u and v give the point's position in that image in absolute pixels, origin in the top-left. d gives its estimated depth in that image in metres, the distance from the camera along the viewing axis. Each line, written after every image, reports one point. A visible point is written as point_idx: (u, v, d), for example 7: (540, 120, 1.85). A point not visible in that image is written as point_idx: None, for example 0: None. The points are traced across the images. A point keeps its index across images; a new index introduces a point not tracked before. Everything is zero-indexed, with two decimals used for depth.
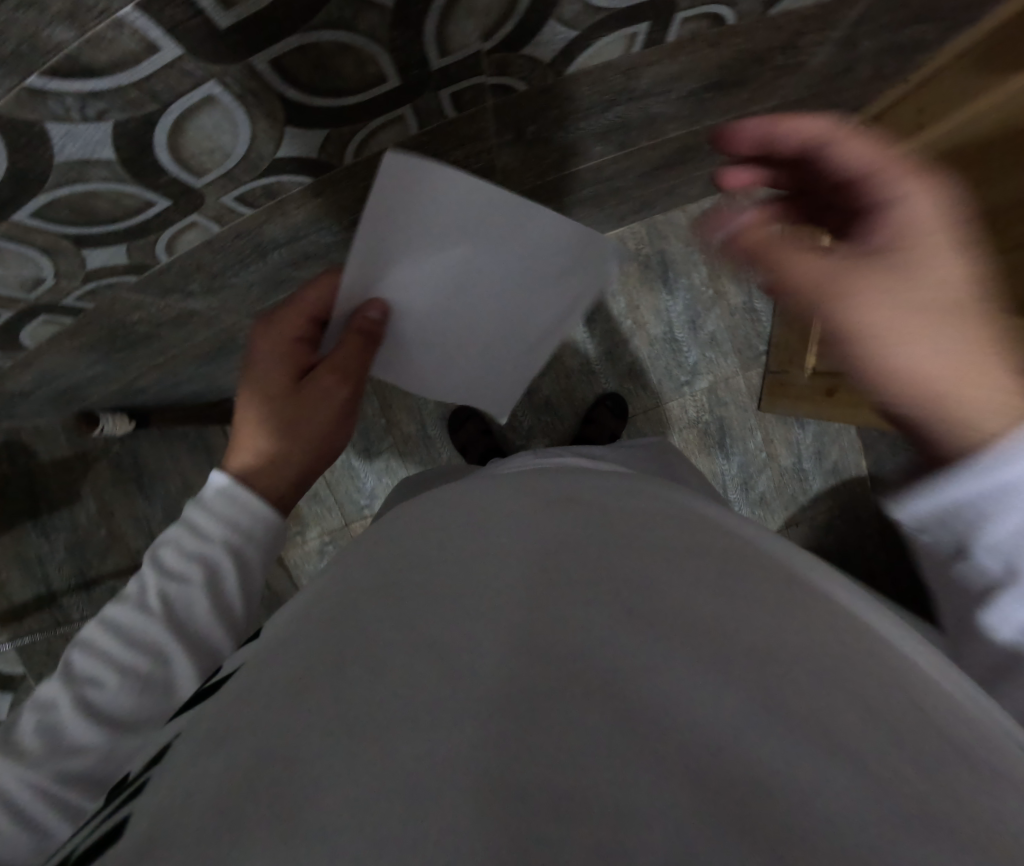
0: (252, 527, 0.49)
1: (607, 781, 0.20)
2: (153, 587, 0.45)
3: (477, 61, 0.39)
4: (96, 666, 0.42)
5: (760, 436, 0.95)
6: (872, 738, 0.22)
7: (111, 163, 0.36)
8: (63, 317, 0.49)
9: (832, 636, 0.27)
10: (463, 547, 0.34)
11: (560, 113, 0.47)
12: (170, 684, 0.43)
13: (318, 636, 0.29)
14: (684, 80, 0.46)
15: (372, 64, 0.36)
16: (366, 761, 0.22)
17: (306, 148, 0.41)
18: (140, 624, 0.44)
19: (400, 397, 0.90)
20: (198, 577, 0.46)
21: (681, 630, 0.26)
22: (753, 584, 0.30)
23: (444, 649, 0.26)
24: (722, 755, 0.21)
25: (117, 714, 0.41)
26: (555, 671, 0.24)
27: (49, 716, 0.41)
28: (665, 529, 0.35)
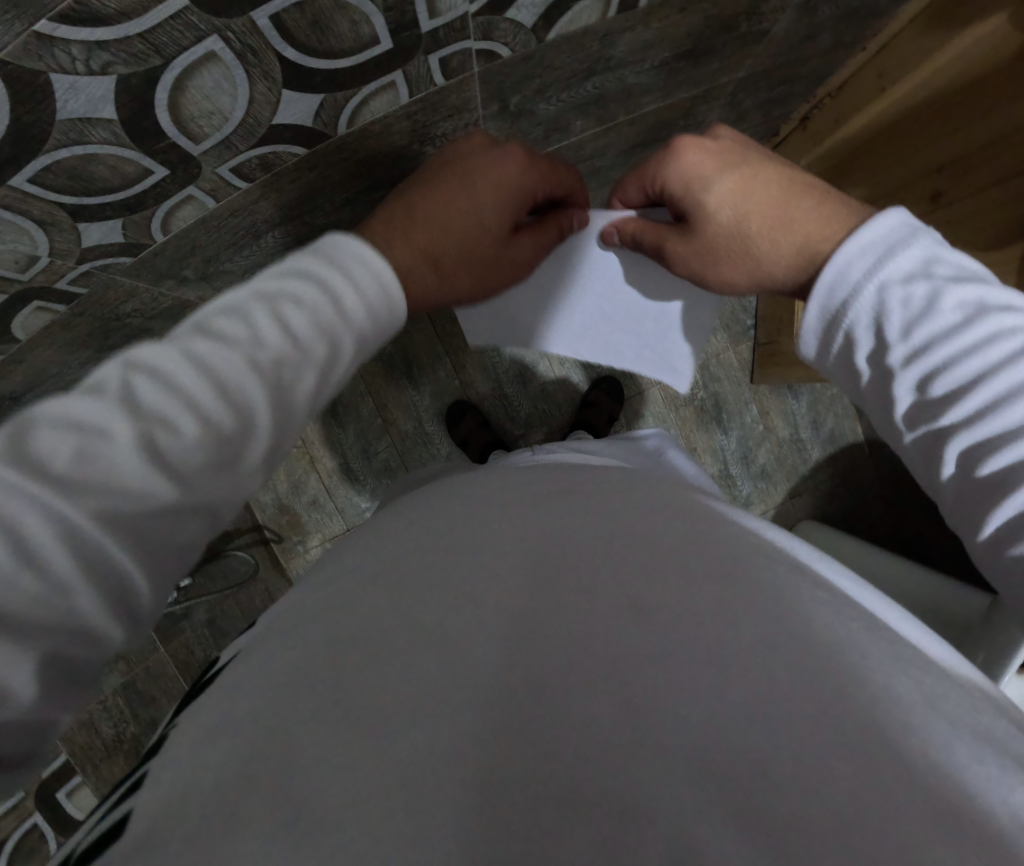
0: (377, 318, 0.41)
1: (606, 780, 0.19)
2: (270, 328, 0.34)
3: (464, 24, 0.40)
4: (175, 396, 0.30)
5: (756, 410, 0.95)
6: (862, 714, 0.21)
7: (112, 122, 0.36)
8: (55, 305, 0.49)
9: (849, 625, 0.25)
10: (471, 529, 0.32)
11: (542, 83, 0.49)
12: (247, 461, 0.32)
13: (306, 622, 0.28)
14: (657, 48, 0.50)
15: (366, 24, 0.37)
16: (335, 755, 0.20)
17: (301, 114, 0.43)
18: (240, 372, 0.32)
19: (395, 394, 0.89)
20: (321, 355, 0.36)
21: (679, 608, 0.25)
22: (764, 567, 0.28)
23: (426, 651, 0.24)
24: (726, 743, 0.20)
25: (182, 470, 0.29)
26: (546, 661, 0.23)
27: (97, 445, 0.27)
28: (672, 514, 0.33)
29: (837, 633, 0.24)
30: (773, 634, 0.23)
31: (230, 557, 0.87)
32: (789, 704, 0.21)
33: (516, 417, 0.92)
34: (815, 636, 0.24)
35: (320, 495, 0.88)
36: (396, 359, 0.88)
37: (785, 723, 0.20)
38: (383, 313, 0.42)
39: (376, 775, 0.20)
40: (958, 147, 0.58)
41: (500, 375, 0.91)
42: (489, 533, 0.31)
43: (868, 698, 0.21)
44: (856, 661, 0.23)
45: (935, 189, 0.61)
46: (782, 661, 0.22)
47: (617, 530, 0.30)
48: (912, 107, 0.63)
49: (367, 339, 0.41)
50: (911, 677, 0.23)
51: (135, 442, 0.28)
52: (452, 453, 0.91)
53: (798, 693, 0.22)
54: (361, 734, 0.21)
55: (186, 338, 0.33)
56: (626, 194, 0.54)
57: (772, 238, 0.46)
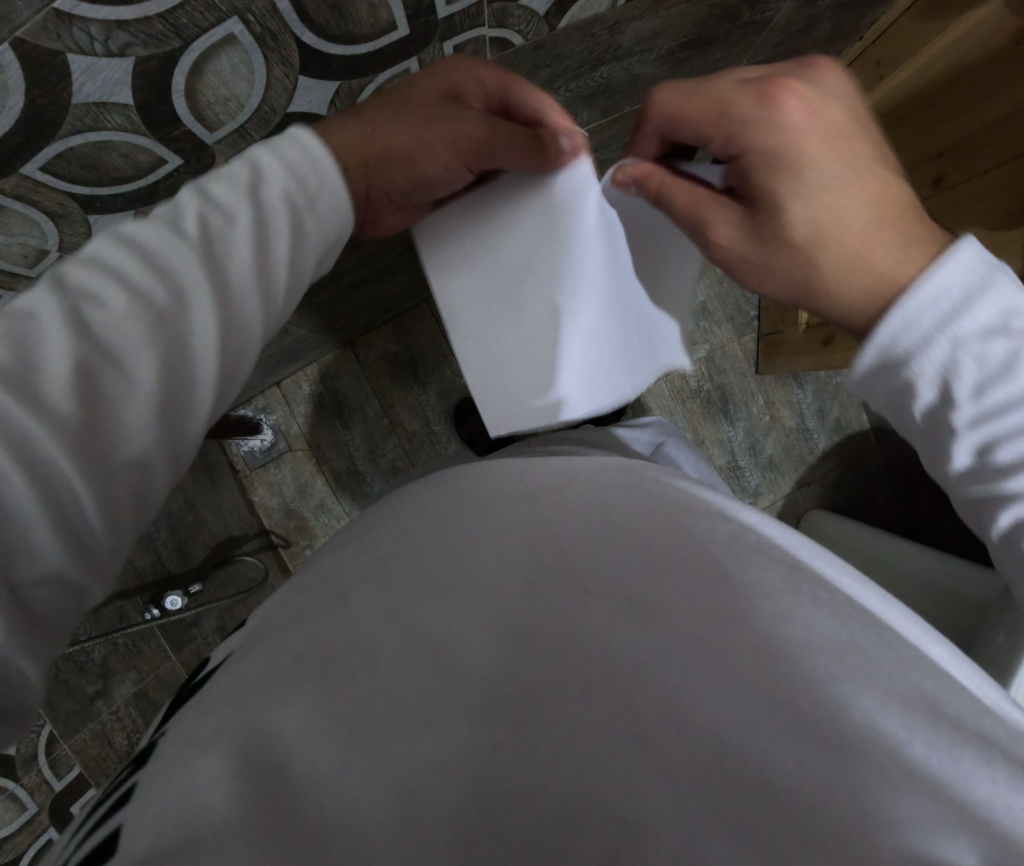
0: (319, 194, 0.37)
1: (609, 788, 0.24)
2: (190, 211, 0.33)
3: (479, 10, 0.40)
4: (98, 279, 0.29)
5: (762, 401, 0.96)
6: (820, 709, 0.25)
7: (127, 107, 0.35)
8: None
9: (838, 624, 0.29)
10: (480, 530, 0.35)
11: (551, 73, 0.50)
12: (183, 331, 0.29)
13: (339, 618, 0.31)
14: (664, 38, 0.51)
15: (384, 7, 0.37)
16: (391, 754, 0.24)
17: (316, 102, 0.43)
18: (165, 247, 0.31)
19: (400, 394, 0.90)
20: (246, 222, 0.34)
21: (662, 619, 0.29)
22: (756, 568, 0.31)
23: (461, 661, 0.27)
24: (714, 747, 0.25)
25: (113, 349, 0.27)
26: (555, 680, 0.26)
27: (23, 327, 0.26)
28: (673, 511, 0.36)
29: (827, 634, 0.28)
30: (765, 644, 0.28)
31: (240, 563, 0.86)
32: (769, 711, 0.26)
33: None
34: (803, 640, 0.28)
35: (327, 497, 0.89)
36: (402, 360, 0.89)
37: (765, 732, 0.25)
38: (323, 190, 0.38)
39: (422, 778, 0.24)
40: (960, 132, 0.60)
41: None
42: (513, 534, 0.34)
43: (847, 703, 0.26)
44: (840, 667, 0.27)
45: (938, 173, 0.62)
46: (753, 670, 0.27)
47: (626, 535, 0.33)
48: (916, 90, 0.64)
49: (312, 216, 0.37)
50: (886, 673, 0.27)
51: (56, 317, 0.27)
52: (460, 452, 0.91)
53: (768, 708, 0.26)
54: (402, 739, 0.25)
55: (116, 233, 0.32)
56: (651, 151, 0.42)
57: (848, 263, 0.39)
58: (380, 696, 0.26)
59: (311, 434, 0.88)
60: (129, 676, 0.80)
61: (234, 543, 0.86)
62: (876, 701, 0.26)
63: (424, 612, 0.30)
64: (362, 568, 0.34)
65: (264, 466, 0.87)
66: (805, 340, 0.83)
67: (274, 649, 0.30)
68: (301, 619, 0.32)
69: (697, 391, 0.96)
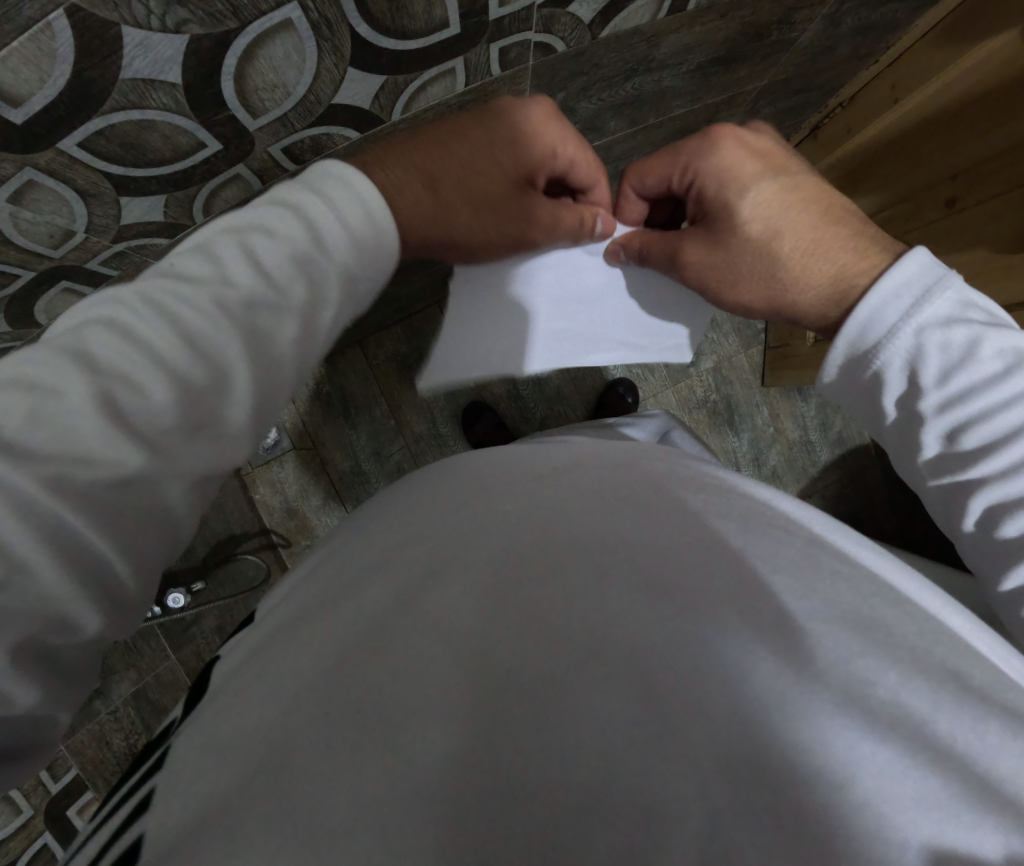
0: (362, 256, 0.40)
1: (633, 782, 0.21)
2: (234, 271, 0.34)
3: (529, 14, 0.41)
4: (134, 346, 0.30)
5: (767, 412, 0.99)
6: (868, 696, 0.23)
7: (174, 87, 0.34)
8: (83, 287, 0.46)
9: (858, 598, 0.27)
10: (485, 508, 0.32)
11: (587, 81, 0.51)
12: (219, 412, 0.32)
13: (345, 605, 0.28)
14: (695, 52, 0.52)
15: (439, 5, 0.37)
16: (397, 741, 0.22)
17: (361, 96, 0.42)
18: (212, 317, 0.32)
19: (408, 395, 0.89)
20: (296, 300, 0.36)
21: (682, 599, 0.25)
22: (774, 544, 0.29)
23: (470, 646, 0.24)
24: (743, 733, 0.22)
25: (152, 423, 0.30)
26: (551, 647, 0.24)
27: (50, 404, 0.27)
28: (673, 486, 0.33)
29: (847, 607, 0.26)
30: (787, 620, 0.25)
31: (241, 563, 0.85)
32: (806, 689, 0.23)
33: (531, 418, 0.92)
34: (825, 616, 0.25)
35: (330, 498, 0.87)
36: (411, 361, 0.89)
37: (800, 708, 0.22)
38: (372, 238, 0.40)
39: (415, 761, 0.21)
40: (969, 157, 0.63)
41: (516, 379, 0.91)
42: (516, 516, 0.30)
43: (873, 682, 0.23)
44: (863, 642, 0.24)
45: (952, 195, 0.66)
46: (779, 646, 0.24)
47: (633, 508, 0.30)
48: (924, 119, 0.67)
49: (358, 274, 0.40)
50: (906, 642, 0.25)
51: (89, 398, 0.28)
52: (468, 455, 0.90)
53: (803, 690, 0.23)
54: (401, 729, 0.22)
55: (153, 290, 0.32)
56: (696, 255, 0.50)
57: (774, 293, 0.50)
58: (380, 703, 0.23)
59: (315, 432, 0.86)
60: (128, 675, 0.81)
61: (234, 542, 0.84)
62: (900, 677, 0.24)
63: (428, 592, 0.27)
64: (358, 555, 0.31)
65: (265, 464, 0.85)
66: (811, 354, 0.84)
67: (280, 651, 0.28)
68: (304, 609, 0.31)
69: (704, 401, 0.98)
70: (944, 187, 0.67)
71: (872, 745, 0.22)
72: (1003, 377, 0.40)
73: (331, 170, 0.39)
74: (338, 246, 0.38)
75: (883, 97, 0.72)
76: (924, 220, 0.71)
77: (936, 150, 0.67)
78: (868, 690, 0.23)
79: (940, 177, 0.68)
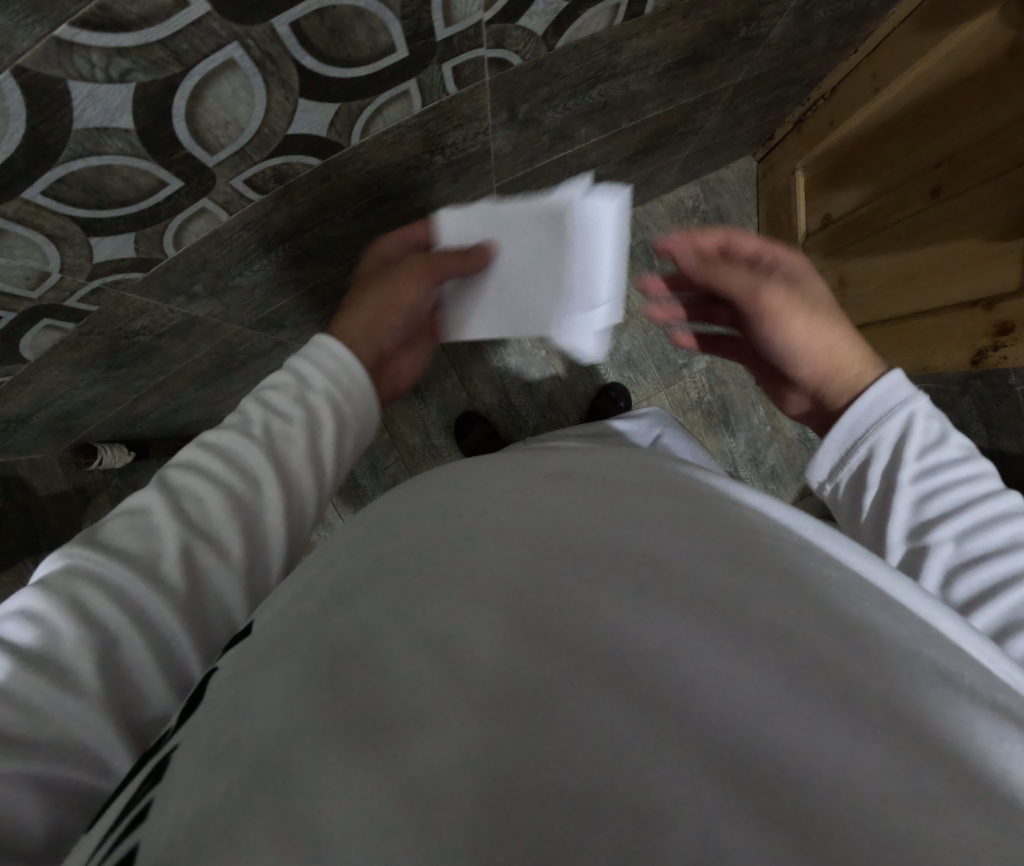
0: (353, 389, 0.50)
1: (642, 787, 0.18)
2: (256, 419, 0.44)
3: (478, 32, 0.41)
4: (196, 480, 0.41)
5: (764, 411, 0.93)
6: (890, 700, 0.21)
7: (127, 132, 0.35)
8: (65, 323, 0.47)
9: (858, 605, 0.25)
10: (464, 515, 0.30)
11: (550, 91, 0.50)
12: (254, 506, 0.41)
13: (329, 612, 0.26)
14: (660, 54, 0.51)
15: (383, 31, 0.37)
16: (388, 751, 0.20)
17: (317, 125, 0.42)
18: (244, 450, 0.42)
19: (402, 408, 0.90)
20: (301, 420, 0.45)
21: (685, 608, 0.23)
22: (761, 557, 0.27)
23: (461, 651, 0.23)
24: (761, 740, 0.19)
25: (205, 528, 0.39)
26: (553, 653, 0.22)
27: (139, 519, 0.38)
28: (674, 499, 0.31)
29: (849, 614, 0.24)
30: (779, 620, 0.23)
31: None
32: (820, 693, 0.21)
33: (524, 426, 0.91)
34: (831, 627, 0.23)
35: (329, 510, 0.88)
36: None
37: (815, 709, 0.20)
38: (354, 378, 0.50)
39: (408, 768, 0.19)
40: (956, 143, 0.59)
41: (506, 387, 0.90)
42: (503, 526, 0.29)
43: (881, 685, 0.21)
44: (868, 645, 0.23)
45: (937, 185, 0.61)
46: (799, 659, 0.22)
47: (625, 521, 0.29)
48: (906, 108, 0.64)
49: (347, 402, 0.49)
50: (911, 647, 0.24)
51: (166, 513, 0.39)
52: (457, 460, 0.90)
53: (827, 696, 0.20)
54: (389, 741, 0.20)
55: (201, 438, 0.44)
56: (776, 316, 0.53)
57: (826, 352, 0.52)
58: (346, 715, 0.21)
59: None
60: None
61: None
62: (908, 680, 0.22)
63: (413, 599, 0.25)
64: (335, 568, 0.30)
65: None
66: None
67: (260, 662, 0.26)
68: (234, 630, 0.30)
69: (698, 403, 0.94)
70: (928, 177, 0.62)
71: (868, 740, 0.19)
72: (967, 470, 0.43)
73: (313, 337, 0.51)
74: (321, 381, 0.48)
75: (864, 86, 0.70)
76: (908, 212, 0.65)
77: (920, 138, 0.63)
78: (862, 685, 0.21)
79: (927, 166, 0.62)
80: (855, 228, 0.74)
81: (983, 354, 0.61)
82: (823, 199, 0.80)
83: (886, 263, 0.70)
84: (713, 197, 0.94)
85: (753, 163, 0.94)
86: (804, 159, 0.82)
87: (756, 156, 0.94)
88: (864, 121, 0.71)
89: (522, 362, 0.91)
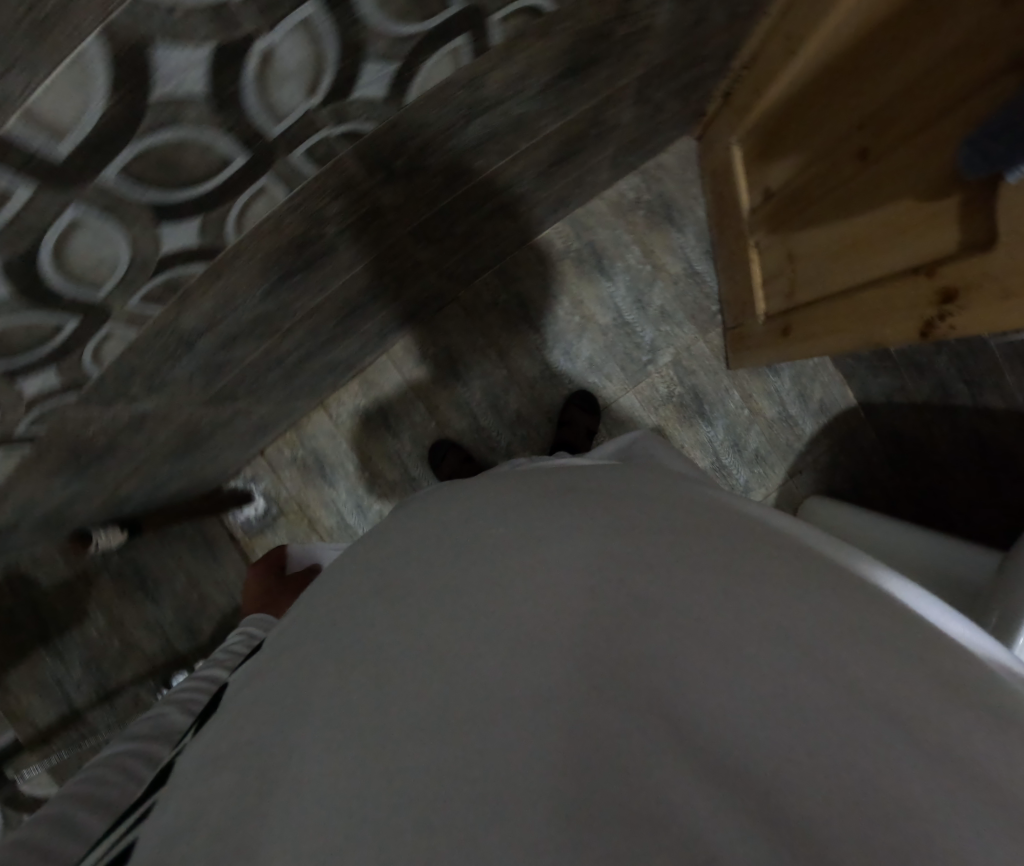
0: None
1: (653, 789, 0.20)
2: None
3: (312, 117, 0.40)
4: None
5: (738, 397, 0.98)
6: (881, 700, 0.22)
7: (6, 300, 0.37)
8: (19, 448, 0.51)
9: (850, 608, 0.26)
10: (466, 534, 0.33)
11: (420, 140, 0.49)
12: None
13: (346, 628, 0.29)
14: (533, 75, 0.50)
15: (214, 149, 0.37)
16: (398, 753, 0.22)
17: (190, 236, 0.43)
18: None
19: (377, 446, 0.96)
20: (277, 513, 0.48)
21: (688, 611, 0.25)
22: (752, 561, 0.28)
23: (467, 664, 0.24)
24: (761, 744, 0.21)
25: None
26: (564, 662, 0.24)
27: None
28: (665, 511, 0.33)
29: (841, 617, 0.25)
30: (774, 626, 0.24)
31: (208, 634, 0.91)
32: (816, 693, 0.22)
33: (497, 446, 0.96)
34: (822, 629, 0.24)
35: None
36: (373, 414, 0.96)
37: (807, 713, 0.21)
38: None
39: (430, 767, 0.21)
40: (877, 99, 0.57)
41: (474, 411, 0.96)
42: (511, 542, 0.30)
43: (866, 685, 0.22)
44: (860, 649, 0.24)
45: (862, 147, 0.59)
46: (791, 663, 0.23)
47: (623, 529, 0.30)
48: (827, 65, 0.62)
49: None
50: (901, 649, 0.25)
51: None
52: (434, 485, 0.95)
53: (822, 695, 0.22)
54: (395, 744, 0.22)
55: None
56: None
57: None
58: (347, 720, 0.23)
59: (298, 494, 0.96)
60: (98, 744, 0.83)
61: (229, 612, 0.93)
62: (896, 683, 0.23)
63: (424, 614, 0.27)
64: (342, 595, 0.32)
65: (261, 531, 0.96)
66: (765, 331, 0.84)
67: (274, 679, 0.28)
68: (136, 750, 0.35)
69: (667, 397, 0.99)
70: (853, 139, 0.60)
71: (859, 746, 0.20)
72: None
73: None
74: None
75: (780, 51, 0.69)
76: (838, 178, 0.63)
77: (844, 97, 0.61)
78: (859, 692, 0.22)
79: (852, 125, 0.60)
80: (789, 201, 0.74)
81: (931, 325, 0.53)
82: (761, 168, 0.79)
83: (830, 231, 0.66)
84: (655, 184, 0.98)
85: (693, 142, 0.98)
86: (737, 131, 0.83)
87: (695, 134, 0.98)
88: (791, 84, 0.69)
89: (487, 385, 0.97)
